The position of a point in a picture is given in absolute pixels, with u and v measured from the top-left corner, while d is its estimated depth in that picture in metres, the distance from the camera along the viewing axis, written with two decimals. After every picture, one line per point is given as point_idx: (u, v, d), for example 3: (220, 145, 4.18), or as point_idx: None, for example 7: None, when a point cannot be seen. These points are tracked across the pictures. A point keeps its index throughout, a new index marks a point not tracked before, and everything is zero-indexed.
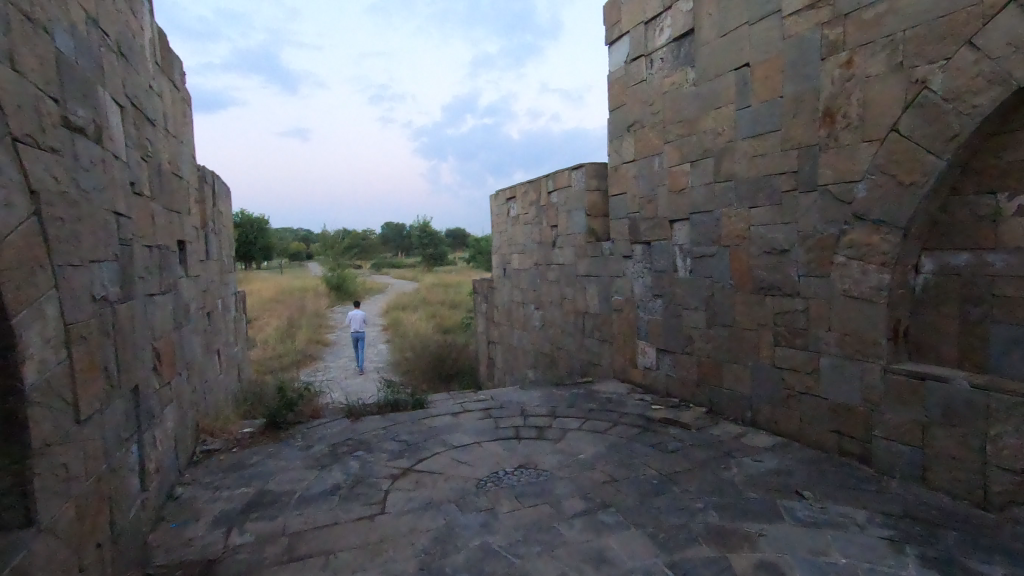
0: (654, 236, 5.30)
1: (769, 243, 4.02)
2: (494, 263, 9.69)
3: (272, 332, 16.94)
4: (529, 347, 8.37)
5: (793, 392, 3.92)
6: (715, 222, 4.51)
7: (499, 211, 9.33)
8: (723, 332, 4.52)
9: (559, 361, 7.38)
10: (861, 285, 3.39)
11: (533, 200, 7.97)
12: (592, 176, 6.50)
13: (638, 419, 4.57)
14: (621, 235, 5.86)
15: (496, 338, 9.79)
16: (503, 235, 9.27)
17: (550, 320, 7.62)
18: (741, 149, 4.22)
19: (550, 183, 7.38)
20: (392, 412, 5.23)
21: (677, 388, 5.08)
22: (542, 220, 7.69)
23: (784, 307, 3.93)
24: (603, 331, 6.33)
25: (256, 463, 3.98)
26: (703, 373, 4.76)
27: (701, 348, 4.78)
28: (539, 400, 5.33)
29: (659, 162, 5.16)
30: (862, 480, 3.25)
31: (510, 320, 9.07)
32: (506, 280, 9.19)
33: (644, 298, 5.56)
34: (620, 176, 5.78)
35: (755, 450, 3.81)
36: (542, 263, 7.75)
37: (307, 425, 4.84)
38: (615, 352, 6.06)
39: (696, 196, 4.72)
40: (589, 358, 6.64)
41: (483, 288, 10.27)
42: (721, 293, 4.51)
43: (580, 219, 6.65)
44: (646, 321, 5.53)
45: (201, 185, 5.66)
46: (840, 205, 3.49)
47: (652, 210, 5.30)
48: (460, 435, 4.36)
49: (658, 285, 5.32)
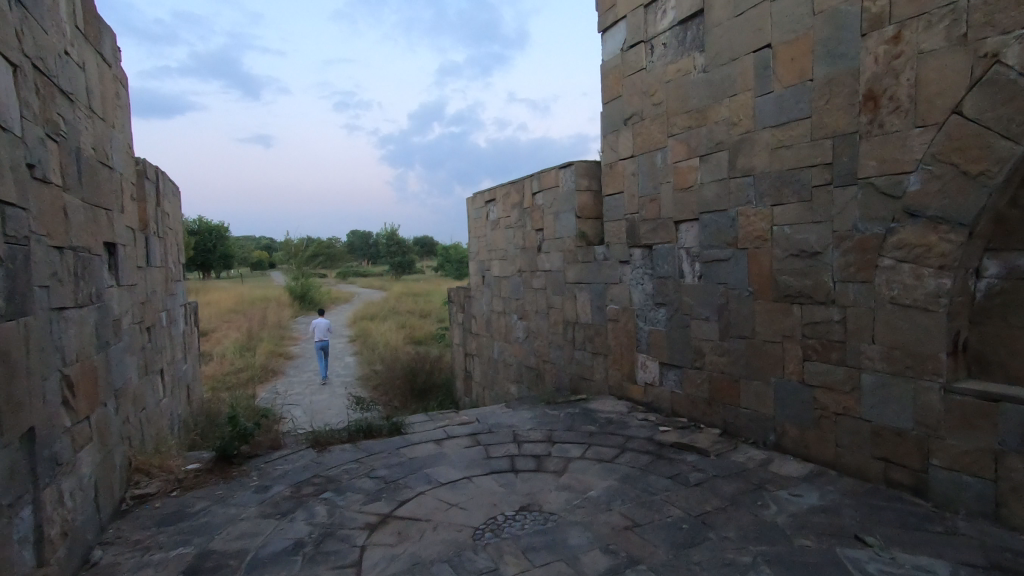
0: (656, 239, 4.83)
1: (797, 245, 3.57)
2: (472, 270, 9.10)
3: (229, 345, 15.85)
4: (511, 360, 7.80)
5: (828, 413, 3.46)
6: (730, 222, 4.06)
7: (477, 215, 8.77)
8: (740, 345, 4.05)
9: (546, 376, 6.83)
10: (914, 291, 2.95)
11: (516, 202, 7.44)
12: (583, 175, 6.02)
13: (647, 444, 4.05)
14: (617, 239, 5.37)
15: (474, 351, 9.18)
16: (481, 240, 8.69)
17: (535, 331, 7.07)
18: (762, 140, 3.78)
19: (535, 183, 6.87)
20: (364, 439, 4.57)
21: (685, 406, 4.59)
22: (526, 223, 7.16)
23: (816, 316, 3.48)
24: (596, 343, 5.82)
25: (198, 512, 3.28)
26: (716, 390, 4.28)
27: (713, 363, 4.31)
28: (532, 422, 4.75)
29: (662, 157, 4.69)
30: (924, 518, 2.79)
31: (490, 332, 8.48)
32: (485, 288, 8.61)
33: (645, 308, 5.07)
34: (616, 174, 5.30)
35: (789, 480, 3.32)
36: (526, 269, 7.21)
37: (264, 458, 4.14)
38: (611, 366, 5.55)
39: (707, 194, 4.25)
40: (580, 372, 6.11)
41: (459, 297, 9.66)
42: (738, 301, 4.05)
43: (570, 221, 6.15)
44: (647, 332, 5.04)
45: (141, 181, 4.92)
46: (886, 200, 3.06)
47: (654, 210, 4.82)
48: (446, 468, 3.75)
49: (661, 292, 4.84)
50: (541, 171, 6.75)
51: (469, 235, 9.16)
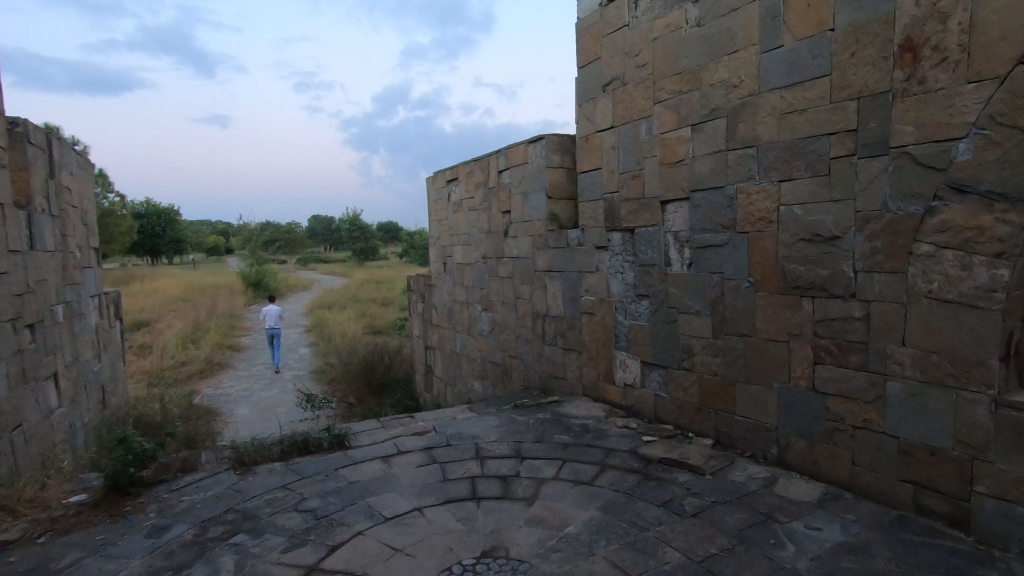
0: (639, 221, 4.24)
1: (809, 228, 3.03)
2: (433, 257, 8.38)
3: (171, 337, 14.68)
4: (475, 355, 7.16)
5: (843, 425, 2.95)
6: (727, 202, 3.49)
7: (439, 196, 8.04)
8: (737, 345, 3.51)
9: (514, 373, 6.23)
10: (960, 284, 2.44)
11: (480, 181, 6.75)
12: (554, 150, 5.38)
13: (631, 459, 3.49)
14: (593, 222, 4.77)
15: (435, 344, 8.50)
16: (443, 224, 7.96)
17: (501, 324, 6.44)
18: (768, 104, 3.20)
19: (501, 160, 6.19)
20: (298, 456, 3.86)
21: (671, 412, 4.05)
22: (491, 204, 6.49)
23: (832, 313, 2.95)
24: (568, 338, 5.23)
25: (65, 569, 2.53)
26: (708, 395, 3.75)
27: (705, 364, 3.77)
28: (498, 431, 4.12)
29: (647, 128, 4.09)
30: (971, 560, 2.30)
31: (452, 323, 7.81)
32: (447, 276, 7.92)
33: (625, 299, 4.50)
34: (592, 148, 4.68)
35: (801, 507, 2.80)
36: (491, 256, 6.55)
37: (170, 486, 3.39)
38: (586, 364, 4.97)
39: (700, 169, 3.67)
40: (551, 370, 5.52)
41: (420, 286, 8.93)
42: (735, 294, 3.50)
43: (540, 202, 5.51)
44: (628, 327, 4.47)
45: (19, 146, 4.02)
46: (925, 173, 2.53)
47: (636, 188, 4.23)
48: (393, 497, 3.09)
49: (643, 282, 4.26)
50: (508, 147, 6.07)
51: (430, 218, 8.42)
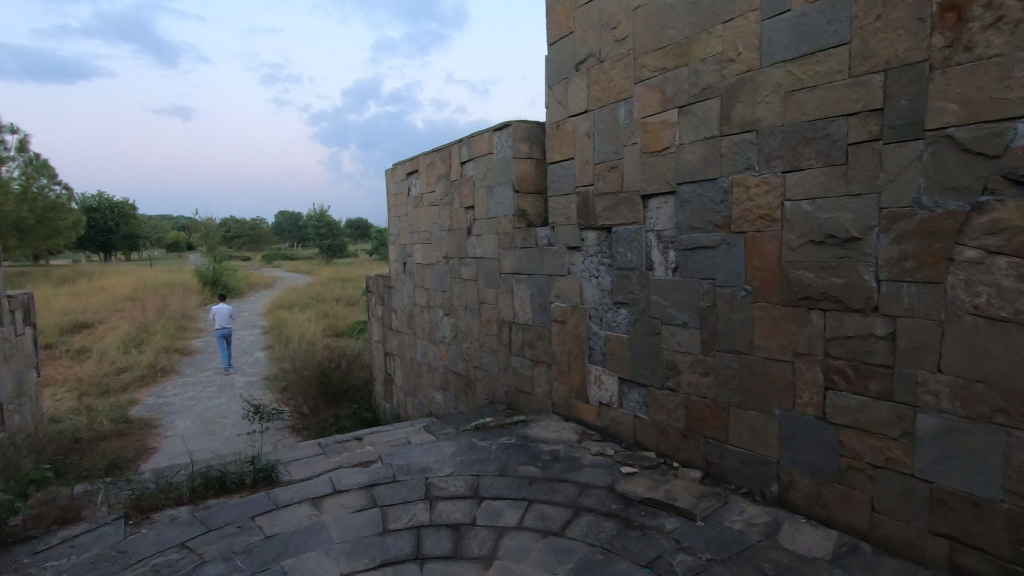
0: (616, 218, 3.71)
1: (821, 228, 2.54)
2: (392, 256, 7.74)
3: (113, 340, 13.60)
4: (437, 364, 6.56)
5: (860, 463, 2.47)
6: (720, 196, 2.99)
7: (398, 189, 7.39)
8: (731, 363, 3.02)
9: (477, 385, 5.66)
10: (1015, 299, 1.97)
11: (441, 174, 6.14)
12: (522, 139, 4.81)
13: (608, 499, 2.96)
14: (564, 219, 4.23)
15: (395, 351, 7.86)
16: (403, 220, 7.32)
17: (464, 331, 5.86)
18: (771, 80, 2.70)
19: (463, 150, 5.61)
20: (212, 499, 3.22)
21: (653, 437, 3.54)
22: (454, 199, 5.89)
23: (848, 329, 2.47)
24: (537, 349, 4.69)
25: None
26: (696, 420, 3.25)
27: (692, 383, 3.26)
28: (453, 462, 3.55)
29: (626, 111, 3.56)
30: None
31: (412, 329, 7.19)
32: (407, 277, 7.28)
33: (600, 307, 3.97)
34: (564, 135, 4.14)
35: (813, 566, 2.31)
36: (454, 256, 5.95)
37: (36, 547, 2.72)
38: (556, 379, 4.43)
39: (688, 158, 3.16)
40: (518, 383, 4.96)
41: (379, 287, 8.28)
42: (729, 304, 3.00)
43: (506, 196, 4.95)
44: (603, 339, 3.95)
45: None
46: (971, 162, 2.05)
47: (614, 181, 3.70)
48: (315, 560, 2.49)
49: (621, 288, 3.74)
50: (472, 135, 5.48)
51: (389, 214, 7.77)
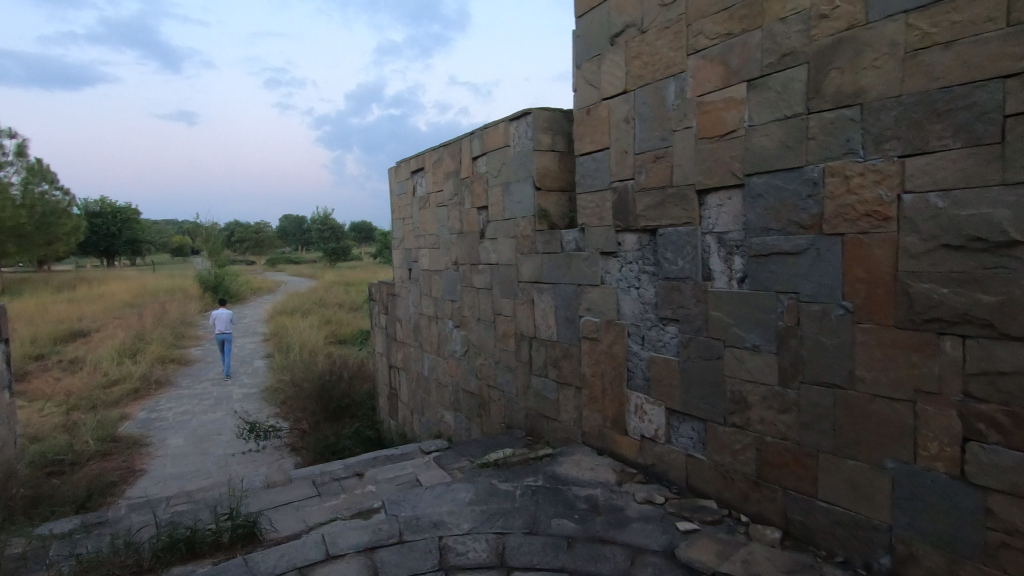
0: (663, 219, 3.11)
1: (960, 230, 1.94)
2: (397, 261, 7.14)
3: (106, 350, 13.06)
4: (446, 381, 5.96)
5: (1018, 541, 1.87)
6: (807, 190, 2.39)
7: (402, 189, 6.81)
8: (821, 399, 2.41)
9: (492, 406, 5.06)
10: None
11: (450, 171, 5.55)
12: (543, 129, 4.22)
13: (668, 572, 2.35)
14: (596, 220, 3.63)
15: (400, 365, 7.26)
16: (408, 223, 6.73)
17: (477, 346, 5.27)
18: (883, 38, 2.10)
19: (475, 144, 5.01)
20: (178, 566, 2.63)
21: (712, 482, 2.93)
22: (464, 199, 5.29)
23: (1001, 363, 1.87)
24: (563, 370, 4.09)
25: None
26: (771, 466, 2.64)
27: (765, 420, 2.66)
28: (472, 513, 2.95)
29: (677, 90, 2.97)
30: None
31: (419, 341, 6.59)
32: (412, 285, 6.69)
33: (642, 324, 3.37)
34: (596, 122, 3.54)
35: None
36: (465, 262, 5.36)
37: None
38: (586, 405, 3.83)
39: (761, 143, 2.55)
40: (540, 408, 4.36)
41: (383, 296, 7.69)
42: (818, 324, 2.39)
43: (525, 195, 4.35)
44: (646, 361, 3.35)
45: None
46: None
47: (661, 174, 3.10)
48: None
49: (669, 302, 3.14)
50: (484, 127, 4.89)
51: (393, 216, 7.19)
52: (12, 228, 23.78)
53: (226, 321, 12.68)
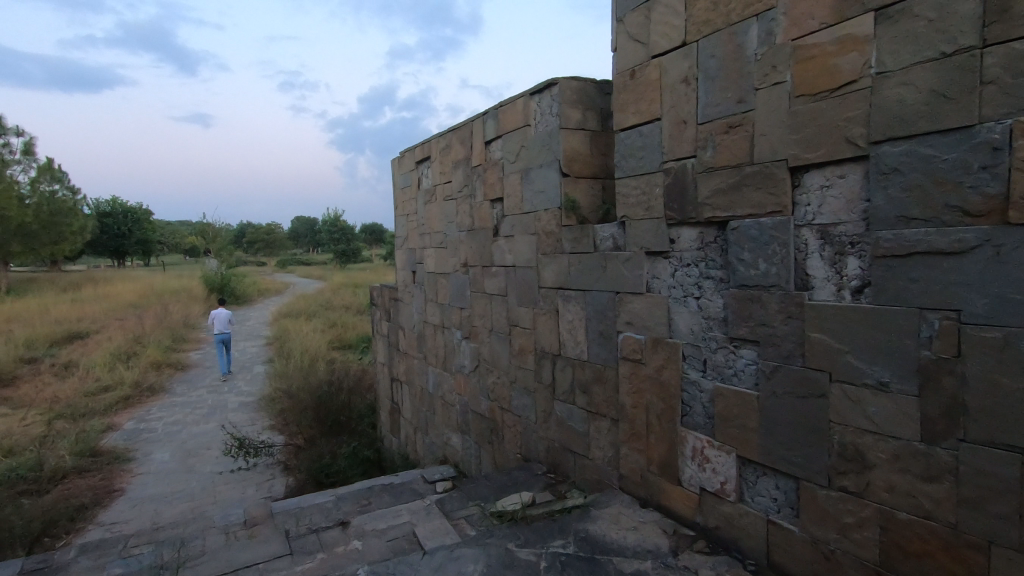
0: (738, 208, 2.36)
1: None
2: (400, 263, 6.43)
3: (100, 354, 12.48)
4: (453, 400, 5.23)
5: None
6: (979, 160, 1.62)
7: (406, 182, 6.10)
8: (996, 468, 1.64)
9: (506, 434, 4.31)
10: None
11: (458, 159, 4.83)
12: (571, 103, 3.48)
13: None
14: (641, 212, 2.88)
15: (403, 378, 6.54)
16: (412, 220, 6.02)
17: (489, 362, 4.53)
18: None
19: (488, 125, 4.29)
20: None
21: (809, 564, 2.17)
22: (475, 190, 4.57)
23: None
24: (595, 396, 3.33)
25: None
26: (903, 554, 1.87)
27: (896, 489, 1.89)
28: None
29: (761, 34, 2.21)
30: None
31: (423, 353, 5.87)
32: (416, 290, 5.97)
33: (703, 345, 2.62)
34: (643, 87, 2.80)
35: None
36: (475, 263, 4.63)
37: None
38: (625, 442, 3.08)
39: (900, 96, 1.79)
40: (565, 440, 3.61)
41: (385, 301, 6.99)
42: (994, 359, 1.63)
43: (548, 183, 3.61)
44: (709, 392, 2.59)
45: None
46: None
47: (735, 149, 2.35)
48: None
49: (744, 318, 2.38)
50: (499, 105, 4.16)
51: (396, 212, 6.48)
52: (18, 227, 23.45)
53: (225, 324, 12.07)
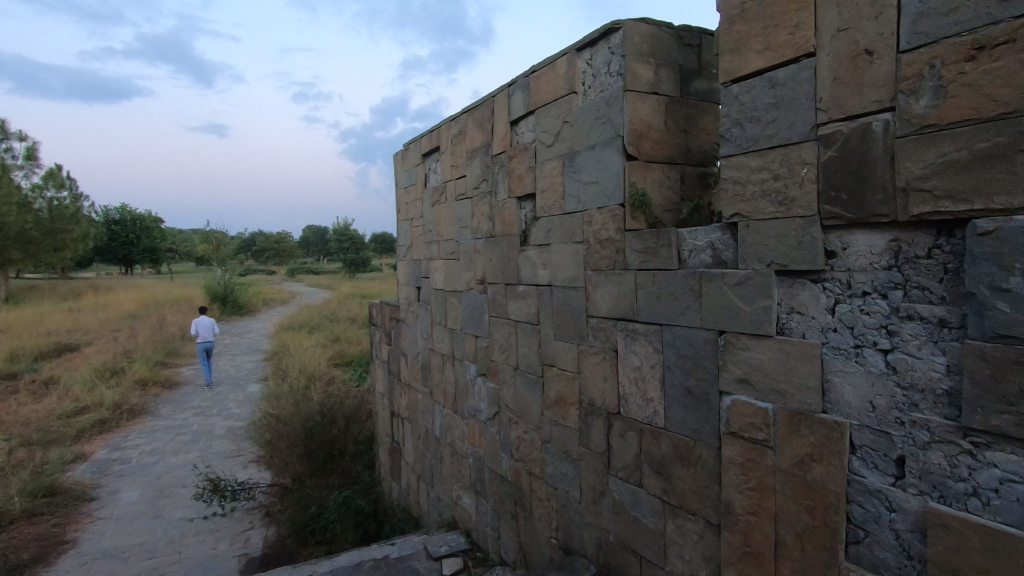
0: (998, 196, 1.28)
1: None
2: (403, 277, 5.39)
3: (82, 370, 11.52)
4: (465, 450, 4.18)
5: None
6: None
7: (411, 179, 5.08)
8: None
9: (537, 508, 3.24)
10: None
11: (475, 146, 3.80)
12: (639, 56, 2.44)
13: None
14: (769, 208, 1.81)
15: (405, 415, 5.48)
16: (417, 224, 4.99)
17: (513, 409, 3.47)
18: None
19: (516, 100, 3.25)
20: None
21: None
22: (496, 185, 3.53)
23: None
24: (677, 483, 2.26)
25: None
26: None
27: None
28: None
29: None
30: None
31: (429, 387, 4.82)
32: (421, 309, 4.93)
33: (898, 433, 1.54)
34: (780, 7, 1.74)
35: None
36: (495, 280, 3.58)
37: None
38: (732, 565, 2.00)
39: None
40: (626, 537, 2.54)
41: (385, 321, 5.95)
42: None
43: (604, 170, 2.56)
44: (914, 515, 1.51)
45: None
46: None
47: (993, 88, 1.28)
48: None
49: (1006, 397, 1.30)
50: (531, 70, 3.13)
51: (399, 216, 5.47)
52: (18, 233, 22.77)
53: (207, 333, 11.26)
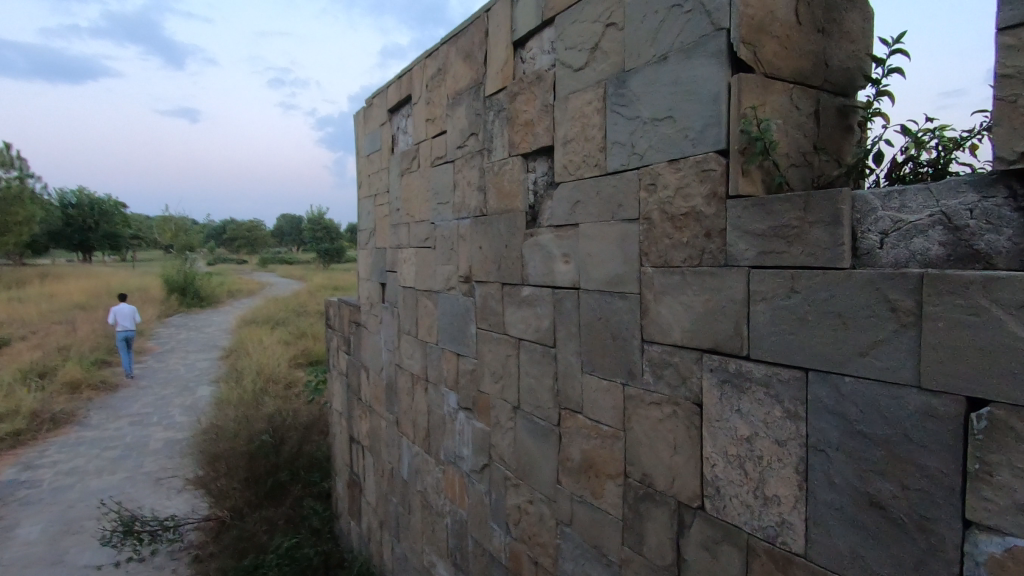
0: None
1: None
2: (364, 271, 4.26)
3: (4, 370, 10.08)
4: (439, 504, 3.11)
5: None
6: None
7: (374, 143, 3.95)
8: None
9: None
10: None
11: (460, 86, 2.70)
12: None
13: None
14: None
15: (366, 443, 4.38)
16: (381, 202, 3.87)
17: (509, 464, 2.41)
18: None
19: (525, 7, 2.16)
20: None
21: None
22: (490, 139, 2.44)
23: None
24: None
25: None
26: None
27: None
28: None
29: None
30: None
31: (394, 413, 3.73)
32: (386, 312, 3.82)
33: None
34: None
35: None
36: (487, 278, 2.49)
37: None
38: None
39: None
40: None
41: (344, 323, 4.81)
42: None
43: (683, 95, 1.49)
44: None
45: None
46: None
47: None
48: None
49: None
50: None
51: (361, 192, 4.33)
52: None
53: (127, 321, 9.92)
